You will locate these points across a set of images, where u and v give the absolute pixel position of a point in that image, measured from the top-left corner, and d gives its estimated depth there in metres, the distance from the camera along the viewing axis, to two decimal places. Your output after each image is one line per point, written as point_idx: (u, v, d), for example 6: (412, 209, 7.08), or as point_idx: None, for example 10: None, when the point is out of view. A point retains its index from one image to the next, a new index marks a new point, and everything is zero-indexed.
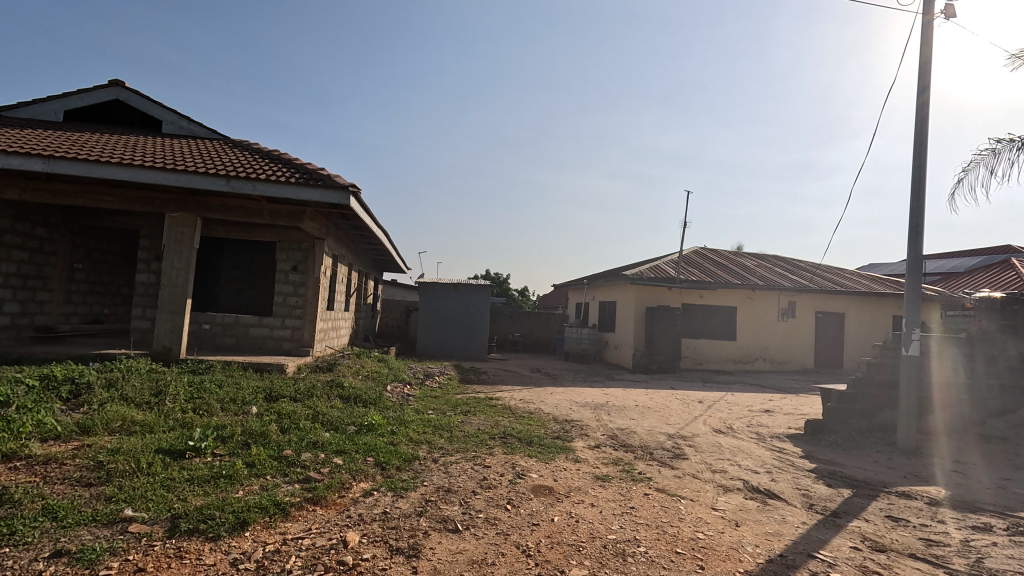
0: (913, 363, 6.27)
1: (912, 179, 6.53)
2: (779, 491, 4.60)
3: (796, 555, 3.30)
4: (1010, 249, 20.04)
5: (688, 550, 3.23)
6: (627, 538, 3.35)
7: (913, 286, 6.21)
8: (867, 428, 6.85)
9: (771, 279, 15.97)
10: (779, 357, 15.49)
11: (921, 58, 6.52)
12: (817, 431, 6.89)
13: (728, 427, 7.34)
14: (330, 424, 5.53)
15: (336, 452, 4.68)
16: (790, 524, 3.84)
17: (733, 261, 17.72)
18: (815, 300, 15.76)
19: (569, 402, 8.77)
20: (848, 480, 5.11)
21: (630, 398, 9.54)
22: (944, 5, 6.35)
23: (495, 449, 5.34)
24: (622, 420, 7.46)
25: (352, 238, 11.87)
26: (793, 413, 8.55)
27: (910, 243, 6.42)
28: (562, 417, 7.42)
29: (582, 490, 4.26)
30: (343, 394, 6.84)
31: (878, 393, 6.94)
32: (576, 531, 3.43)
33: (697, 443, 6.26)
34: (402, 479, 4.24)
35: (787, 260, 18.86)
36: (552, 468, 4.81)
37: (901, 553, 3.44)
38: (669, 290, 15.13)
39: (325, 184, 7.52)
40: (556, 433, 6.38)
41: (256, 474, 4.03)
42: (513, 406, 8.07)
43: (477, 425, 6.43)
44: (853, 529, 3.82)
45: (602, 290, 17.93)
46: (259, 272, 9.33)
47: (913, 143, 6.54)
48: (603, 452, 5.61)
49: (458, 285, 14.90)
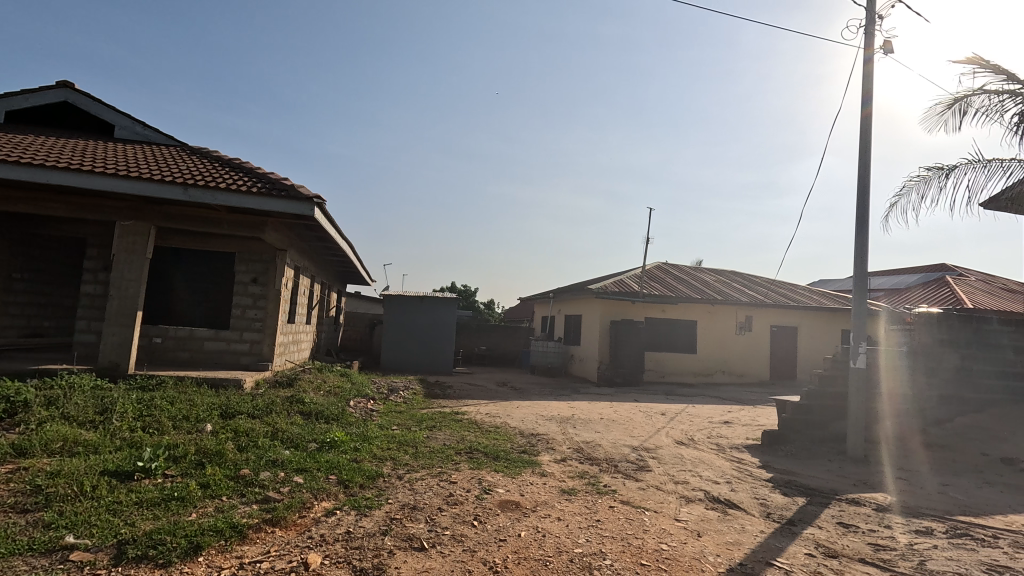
0: (860, 375, 6.61)
1: (859, 200, 6.94)
2: (737, 501, 4.74)
3: (755, 563, 3.40)
4: (946, 268, 21.37)
5: (652, 562, 3.29)
6: (593, 552, 3.37)
7: (859, 302, 6.58)
8: (820, 437, 7.15)
9: (729, 294, 16.53)
10: (737, 370, 15.99)
11: (864, 87, 6.98)
12: (773, 441, 7.16)
13: (690, 438, 7.52)
14: (290, 442, 5.36)
15: (297, 470, 4.54)
16: (749, 533, 3.95)
17: (693, 276, 18.30)
18: (770, 315, 16.39)
19: (535, 416, 8.79)
20: (802, 488, 5.31)
21: (595, 411, 9.64)
22: (883, 42, 6.84)
23: (462, 464, 5.30)
24: (588, 433, 7.54)
25: (315, 249, 11.60)
26: (750, 424, 8.82)
27: (856, 262, 6.81)
28: (528, 431, 7.43)
29: (549, 504, 4.26)
30: (304, 410, 6.66)
31: (830, 405, 7.24)
32: (543, 545, 3.44)
33: (660, 455, 6.39)
34: (366, 497, 4.14)
35: (742, 276, 19.57)
36: (519, 483, 4.79)
37: (852, 558, 3.59)
38: (633, 304, 15.47)
39: (289, 195, 7.35)
40: (523, 447, 6.38)
41: (211, 495, 3.85)
42: (478, 421, 8.00)
43: (443, 441, 6.35)
44: (807, 536, 3.97)
45: (567, 303, 18.13)
46: (216, 283, 8.99)
47: (859, 167, 6.97)
48: (569, 465, 5.66)
49: (424, 298, 14.78)
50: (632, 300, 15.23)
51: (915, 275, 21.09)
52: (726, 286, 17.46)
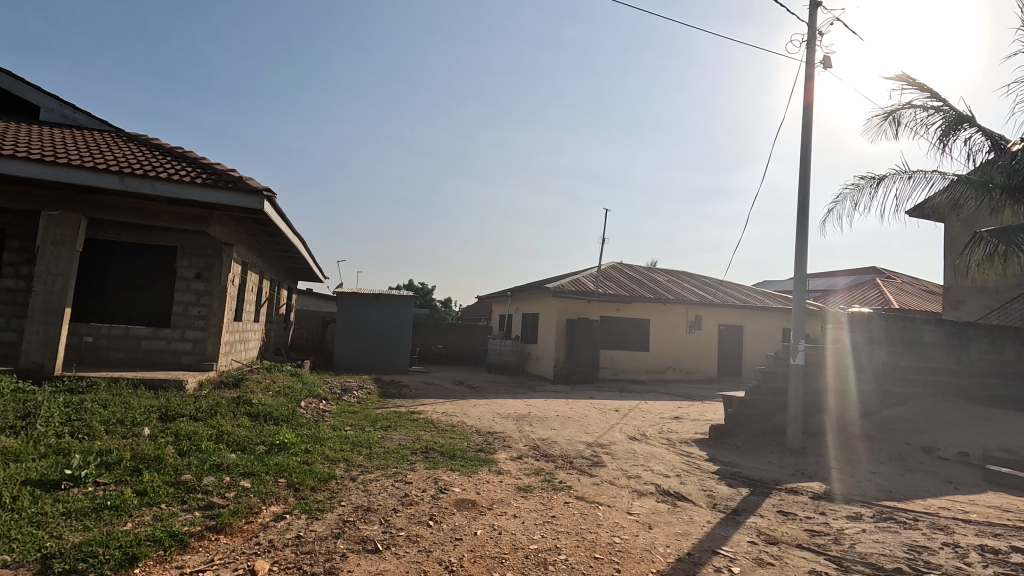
0: (799, 371, 7.00)
1: (800, 206, 7.33)
2: (686, 493, 4.92)
3: (702, 552, 3.54)
4: (875, 270, 22.93)
5: (606, 555, 3.36)
6: (548, 547, 3.41)
7: (799, 302, 6.95)
8: (762, 431, 7.52)
9: (680, 294, 17.10)
10: (687, 367, 16.57)
11: (805, 99, 7.39)
12: (719, 435, 7.47)
13: (642, 434, 7.74)
14: (236, 445, 5.14)
15: (244, 474, 4.36)
16: (697, 524, 4.11)
17: (646, 276, 18.81)
18: (718, 314, 17.07)
19: (492, 414, 8.80)
20: (746, 479, 5.57)
21: (551, 408, 9.75)
22: (823, 57, 7.26)
23: (417, 464, 5.23)
24: (544, 430, 7.62)
25: (264, 245, 11.15)
26: (698, 420, 9.17)
27: (797, 264, 7.19)
28: (485, 430, 7.43)
29: (505, 502, 4.28)
30: (251, 411, 6.39)
31: (772, 400, 7.62)
32: (498, 543, 3.45)
33: (613, 451, 6.54)
34: (317, 500, 4.02)
35: (692, 276, 20.28)
36: (475, 481, 4.79)
37: (790, 544, 3.80)
38: (589, 303, 15.74)
39: (236, 188, 7.03)
40: (479, 445, 6.37)
41: (149, 503, 3.64)
42: (435, 420, 7.93)
43: (398, 441, 6.26)
44: (750, 525, 4.17)
45: (524, 302, 18.24)
46: (155, 279, 8.48)
47: (800, 175, 7.36)
48: (525, 463, 5.70)
49: (379, 296, 14.50)
50: (588, 299, 15.50)
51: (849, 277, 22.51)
52: (677, 286, 18.06)
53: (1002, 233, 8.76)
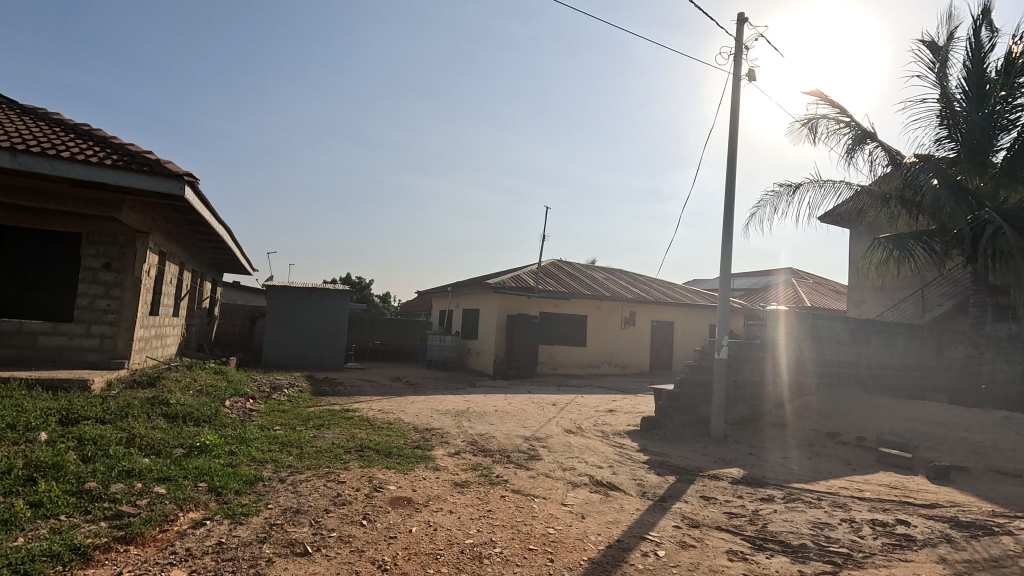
0: (722, 364, 7.45)
1: (726, 209, 7.79)
2: (618, 482, 5.11)
3: (631, 538, 3.70)
4: (791, 271, 24.84)
5: (540, 546, 3.44)
6: (484, 541, 3.44)
7: (723, 300, 7.40)
8: (689, 421, 7.94)
9: (616, 291, 17.68)
10: (622, 361, 17.19)
11: (732, 109, 7.85)
12: (649, 426, 7.82)
13: (578, 427, 7.95)
14: (150, 449, 4.76)
15: (159, 479, 4.05)
16: (627, 511, 4.29)
17: (584, 274, 19.28)
18: (651, 311, 17.82)
19: (430, 410, 8.72)
20: (673, 468, 5.88)
21: (489, 404, 9.80)
22: (750, 70, 7.74)
23: (351, 463, 5.09)
24: (482, 426, 7.64)
25: (186, 234, 10.39)
26: (631, 412, 9.55)
27: (722, 264, 7.64)
28: (422, 426, 7.35)
29: (441, 498, 4.26)
30: (169, 412, 5.96)
31: (698, 391, 8.06)
32: (433, 539, 3.43)
33: (550, 444, 6.67)
34: (242, 503, 3.83)
35: (628, 274, 21.03)
36: (411, 479, 4.73)
37: (711, 527, 4.06)
38: (528, 299, 15.93)
39: (153, 171, 6.50)
40: (416, 442, 6.30)
41: (44, 516, 3.30)
42: (370, 418, 7.75)
43: (331, 440, 6.06)
44: (675, 510, 4.41)
45: (465, 298, 18.18)
46: (55, 268, 7.66)
47: (727, 180, 7.82)
48: (462, 458, 5.70)
49: (313, 290, 13.94)
50: (528, 295, 15.69)
51: (767, 277, 24.24)
52: (613, 283, 18.66)
53: (897, 240, 9.74)
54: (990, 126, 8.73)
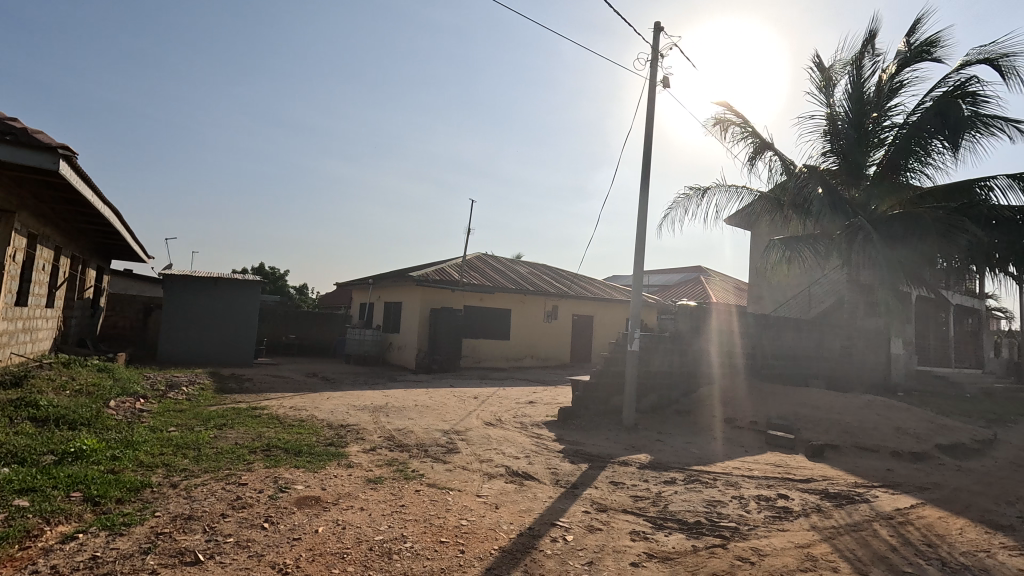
0: (634, 356, 7.85)
1: (641, 209, 8.19)
2: (533, 472, 5.24)
3: (541, 525, 3.81)
4: (700, 269, 26.65)
5: (451, 538, 3.44)
6: (394, 537, 3.39)
7: (637, 295, 7.78)
8: (603, 410, 8.30)
9: (539, 285, 18.04)
10: (543, 354, 17.59)
11: (648, 114, 8.25)
12: (566, 417, 8.08)
13: (497, 419, 8.04)
14: (11, 457, 4.19)
15: (20, 492, 3.58)
16: (540, 500, 4.41)
17: (509, 268, 19.46)
18: (572, 305, 18.38)
19: (346, 406, 8.42)
20: (586, 455, 6.12)
21: (409, 398, 9.64)
22: (665, 77, 8.16)
23: (256, 464, 4.80)
24: (400, 420, 7.50)
25: (63, 215, 9.22)
26: (550, 403, 9.81)
27: (637, 261, 8.04)
28: (337, 423, 7.08)
29: (352, 495, 4.13)
30: (37, 415, 5.27)
31: (613, 382, 8.44)
32: (341, 538, 3.32)
33: (469, 437, 6.69)
34: (124, 513, 3.48)
35: (551, 269, 21.52)
36: (321, 477, 4.54)
37: (617, 510, 4.27)
38: (452, 293, 15.84)
39: (18, 141, 5.68)
40: (330, 440, 6.06)
41: None
42: (280, 415, 7.34)
43: (234, 440, 5.67)
44: (585, 496, 4.60)
45: (387, 290, 17.71)
46: None
47: (642, 181, 8.22)
48: (378, 454, 5.57)
49: (219, 280, 12.95)
50: (452, 288, 15.59)
51: (679, 274, 25.83)
52: (537, 278, 19.01)
53: (787, 242, 10.84)
54: (863, 143, 9.96)
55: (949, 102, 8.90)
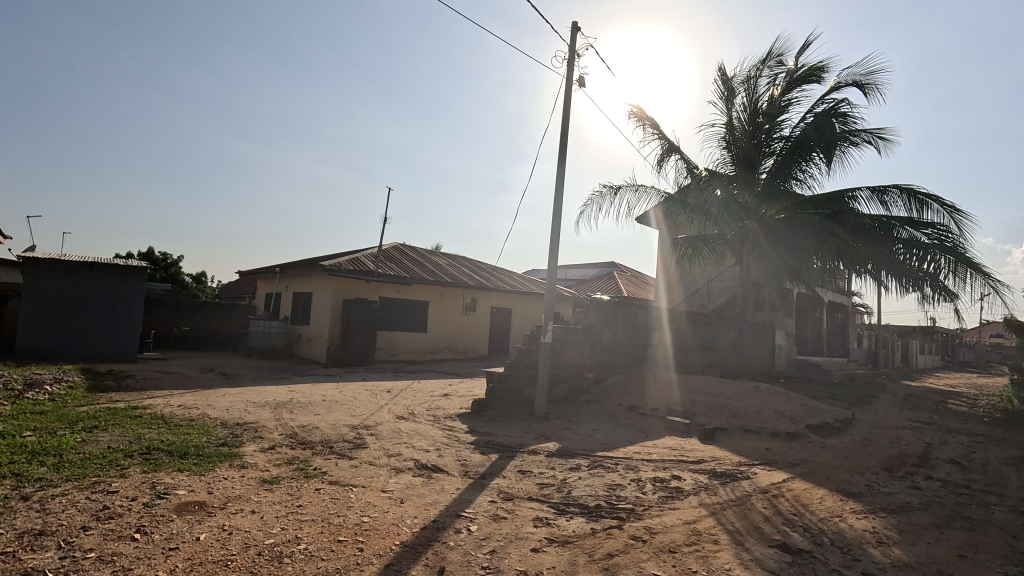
0: (547, 347, 8.04)
1: (556, 204, 8.37)
2: (442, 464, 5.20)
3: (446, 517, 3.79)
4: (613, 265, 27.88)
5: (350, 536, 3.32)
6: (287, 539, 3.20)
7: (550, 288, 7.96)
8: (516, 401, 8.44)
9: (457, 277, 17.92)
10: (461, 346, 17.53)
11: (564, 112, 8.44)
12: (480, 408, 8.11)
13: (410, 412, 7.89)
14: None
15: None
16: (447, 492, 4.39)
17: (428, 259, 19.13)
18: (491, 298, 18.46)
19: (245, 403, 7.85)
20: (497, 446, 6.19)
21: (317, 393, 9.20)
22: (580, 77, 8.38)
23: (131, 469, 4.33)
24: (304, 417, 7.12)
25: None
26: (465, 395, 9.81)
27: (551, 255, 8.22)
28: (233, 421, 6.58)
29: (243, 498, 3.86)
30: None
31: (526, 373, 8.60)
32: (226, 544, 3.09)
33: (378, 431, 6.50)
34: None
35: (471, 261, 21.47)
36: (209, 480, 4.19)
37: (522, 498, 4.36)
38: (367, 284, 15.29)
39: None
40: (223, 439, 5.61)
41: None
42: (166, 415, 6.68)
43: (107, 444, 5.08)
44: (493, 486, 4.65)
45: (296, 280, 16.72)
46: None
47: (558, 177, 8.40)
48: (277, 453, 5.25)
49: (94, 265, 11.51)
50: (367, 279, 15.04)
51: (594, 269, 26.86)
52: (456, 270, 18.87)
53: (690, 241, 11.60)
54: (756, 153, 10.93)
55: (825, 120, 9.94)
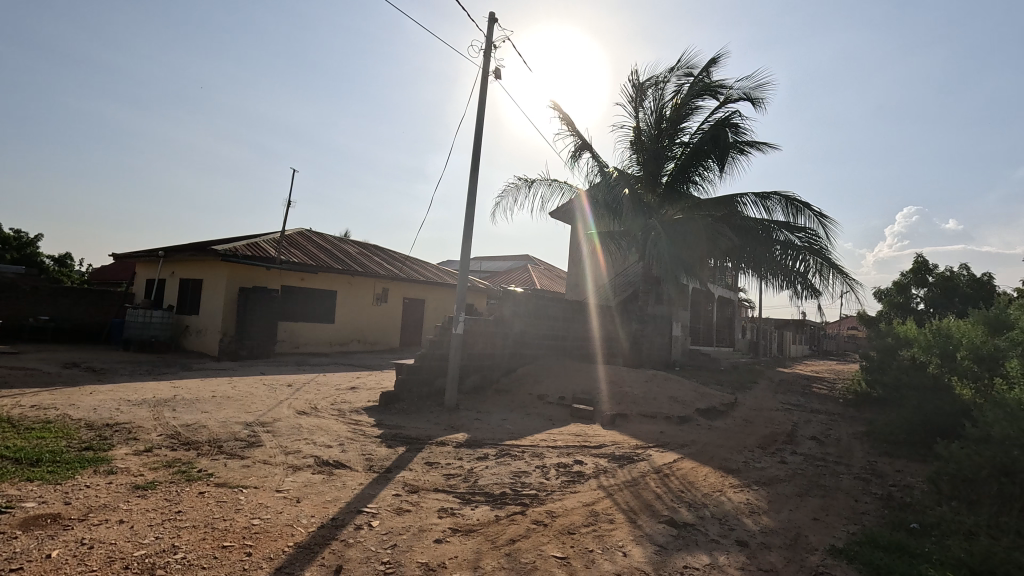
0: (458, 338, 8.01)
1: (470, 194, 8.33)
2: (345, 460, 5.00)
3: (346, 514, 3.65)
4: (527, 257, 28.41)
5: (236, 541, 3.08)
6: (161, 549, 2.90)
7: (463, 279, 7.93)
8: (427, 393, 8.33)
9: (368, 266, 17.28)
10: (371, 338, 16.97)
11: (479, 102, 8.39)
12: (388, 401, 7.90)
13: (312, 407, 7.49)
14: None
15: None
16: (348, 488, 4.23)
17: (336, 247, 18.25)
18: (403, 288, 18.04)
19: (117, 401, 7.00)
20: (405, 439, 6.07)
21: (207, 388, 8.44)
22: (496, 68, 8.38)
23: None
24: (190, 414, 6.50)
25: None
26: (373, 388, 9.51)
27: (464, 246, 8.18)
28: (102, 422, 5.84)
29: (109, 507, 3.44)
30: None
31: (437, 365, 8.51)
32: (85, 560, 2.73)
33: (275, 428, 6.10)
34: None
35: (383, 250, 20.80)
36: (66, 489, 3.68)
37: (428, 490, 4.31)
38: (267, 271, 14.27)
39: None
40: (88, 443, 4.96)
41: None
42: (14, 417, 5.77)
43: None
44: (398, 479, 4.55)
45: (184, 265, 15.18)
46: None
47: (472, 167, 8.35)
48: (155, 455, 4.74)
49: None
50: (267, 265, 14.03)
51: (509, 261, 27.20)
52: (366, 259, 18.18)
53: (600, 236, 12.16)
54: (659, 156, 11.63)
55: (719, 131, 10.77)
